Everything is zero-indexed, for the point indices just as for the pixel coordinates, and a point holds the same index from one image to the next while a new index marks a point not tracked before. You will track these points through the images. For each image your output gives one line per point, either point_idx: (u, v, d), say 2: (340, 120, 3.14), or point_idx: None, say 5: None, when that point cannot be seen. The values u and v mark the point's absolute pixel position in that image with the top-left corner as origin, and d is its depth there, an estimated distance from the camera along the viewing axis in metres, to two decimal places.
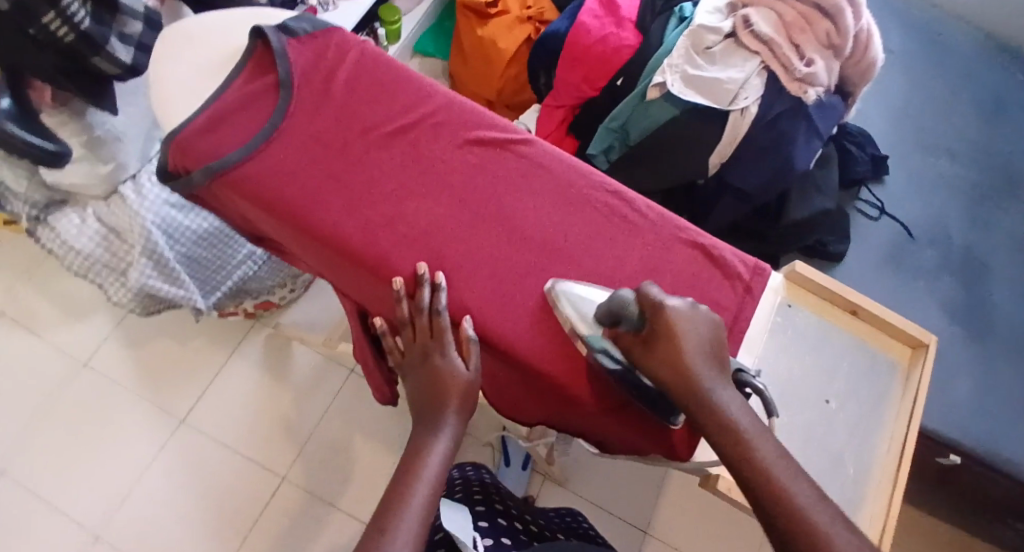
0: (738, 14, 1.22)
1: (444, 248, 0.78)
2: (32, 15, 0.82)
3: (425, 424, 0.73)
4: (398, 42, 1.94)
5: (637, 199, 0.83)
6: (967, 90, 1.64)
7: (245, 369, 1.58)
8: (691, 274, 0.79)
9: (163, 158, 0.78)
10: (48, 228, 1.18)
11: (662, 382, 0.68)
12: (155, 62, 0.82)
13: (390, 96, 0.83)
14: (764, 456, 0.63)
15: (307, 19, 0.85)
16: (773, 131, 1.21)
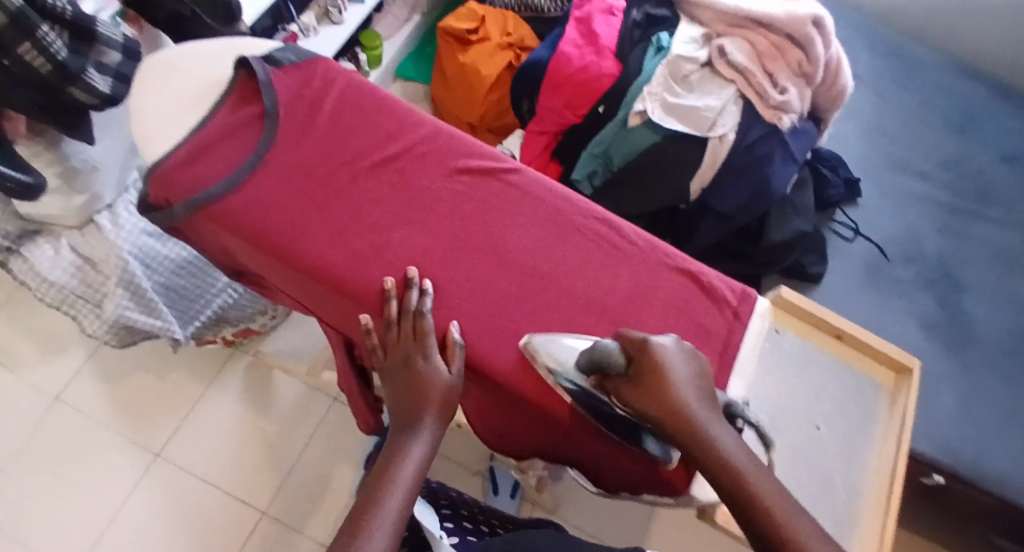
0: (713, 44, 1.24)
1: (432, 278, 0.77)
2: (7, 46, 0.81)
3: (402, 429, 0.73)
4: (378, 67, 1.95)
5: (624, 226, 0.83)
6: (935, 112, 1.68)
7: (224, 401, 1.55)
8: (679, 298, 0.80)
9: (145, 191, 0.77)
10: (21, 259, 1.14)
11: (652, 420, 0.69)
12: (133, 93, 0.80)
13: (375, 125, 0.83)
14: (761, 491, 0.65)
15: (292, 50, 0.85)
16: (751, 155, 1.23)
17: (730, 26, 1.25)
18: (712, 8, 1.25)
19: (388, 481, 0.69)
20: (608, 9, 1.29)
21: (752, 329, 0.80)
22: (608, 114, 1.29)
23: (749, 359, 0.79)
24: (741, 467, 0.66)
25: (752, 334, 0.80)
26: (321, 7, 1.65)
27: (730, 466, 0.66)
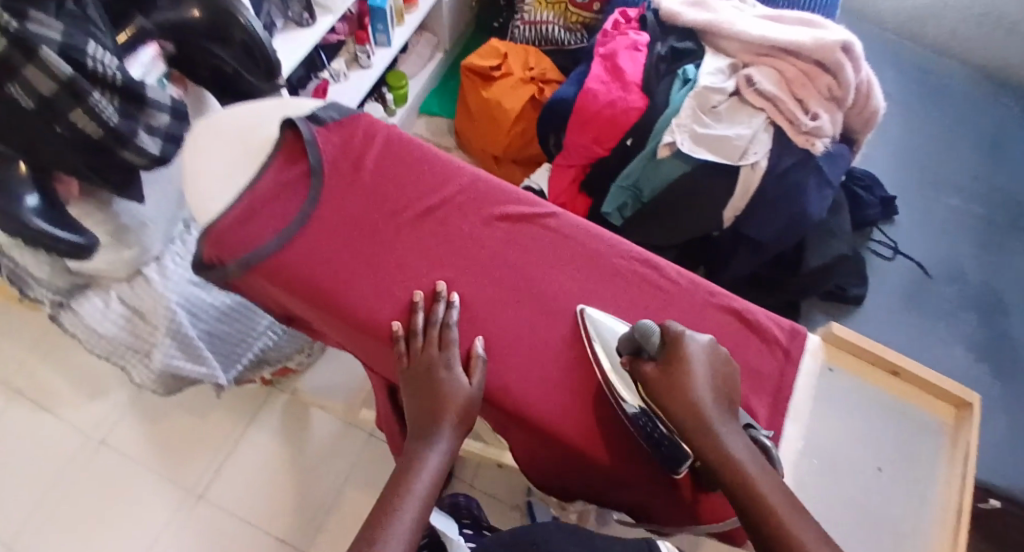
0: (740, 73, 1.26)
1: (480, 326, 0.79)
2: (62, 114, 0.84)
3: (421, 438, 0.74)
4: (405, 105, 1.99)
5: (665, 265, 0.85)
6: (966, 130, 1.76)
7: (264, 439, 1.57)
8: (726, 339, 0.82)
9: (198, 251, 0.79)
10: (70, 312, 1.15)
11: (672, 412, 0.71)
12: (185, 156, 0.82)
13: (416, 177, 0.85)
14: (768, 495, 0.67)
15: (334, 107, 0.88)
16: (784, 184, 1.24)
17: (756, 55, 1.26)
18: (738, 39, 1.26)
19: (405, 488, 0.72)
20: (632, 45, 1.31)
21: (802, 368, 0.83)
22: (636, 147, 1.29)
23: (801, 398, 0.82)
24: (745, 466, 0.68)
25: (802, 373, 0.83)
26: (350, 53, 1.72)
27: (734, 463, 0.69)
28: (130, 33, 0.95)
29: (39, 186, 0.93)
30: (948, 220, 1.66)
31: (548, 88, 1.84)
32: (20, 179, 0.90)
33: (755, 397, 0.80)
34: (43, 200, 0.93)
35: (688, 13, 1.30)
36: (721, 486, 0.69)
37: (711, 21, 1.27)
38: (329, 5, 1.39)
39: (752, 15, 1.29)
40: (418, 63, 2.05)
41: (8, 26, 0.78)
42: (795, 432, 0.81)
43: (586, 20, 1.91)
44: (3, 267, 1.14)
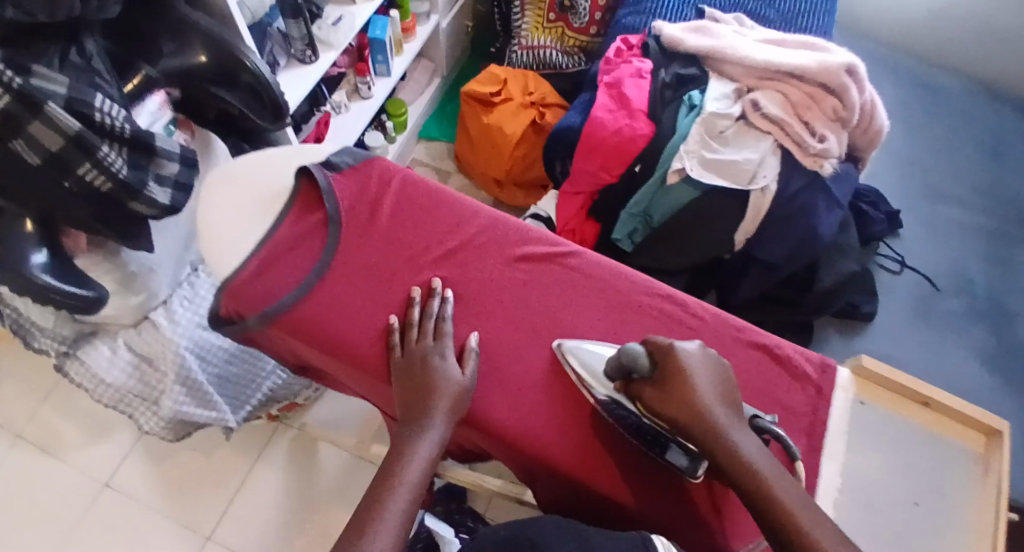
0: (746, 98, 1.25)
1: (506, 368, 0.80)
2: (69, 168, 0.83)
3: (409, 427, 0.74)
4: (405, 132, 1.99)
5: (687, 300, 0.87)
6: (967, 140, 1.77)
7: (271, 475, 1.55)
8: (763, 377, 0.84)
9: (216, 305, 0.79)
10: (77, 362, 1.11)
11: (674, 422, 0.72)
12: (200, 207, 0.83)
13: (435, 220, 0.86)
14: (784, 498, 0.67)
15: (348, 152, 0.90)
16: (794, 204, 1.24)
17: (761, 79, 1.26)
18: (741, 63, 1.27)
19: (395, 479, 0.71)
20: (636, 72, 1.31)
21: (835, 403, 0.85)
22: (644, 174, 1.28)
23: (840, 435, 0.84)
24: (758, 470, 0.68)
25: (837, 406, 0.85)
26: (351, 83, 1.73)
27: (747, 468, 0.69)
28: (137, 83, 0.96)
29: (46, 242, 0.91)
30: (959, 235, 1.66)
31: (548, 112, 1.83)
32: (27, 236, 0.89)
33: (791, 435, 0.82)
34: (53, 254, 0.92)
35: (690, 39, 1.31)
36: (737, 491, 0.69)
37: (714, 46, 1.28)
38: (330, 41, 1.40)
39: (752, 40, 1.30)
40: (415, 89, 2.04)
41: (11, 82, 0.77)
42: (833, 468, 0.83)
43: (583, 43, 1.91)
44: (9, 319, 1.10)
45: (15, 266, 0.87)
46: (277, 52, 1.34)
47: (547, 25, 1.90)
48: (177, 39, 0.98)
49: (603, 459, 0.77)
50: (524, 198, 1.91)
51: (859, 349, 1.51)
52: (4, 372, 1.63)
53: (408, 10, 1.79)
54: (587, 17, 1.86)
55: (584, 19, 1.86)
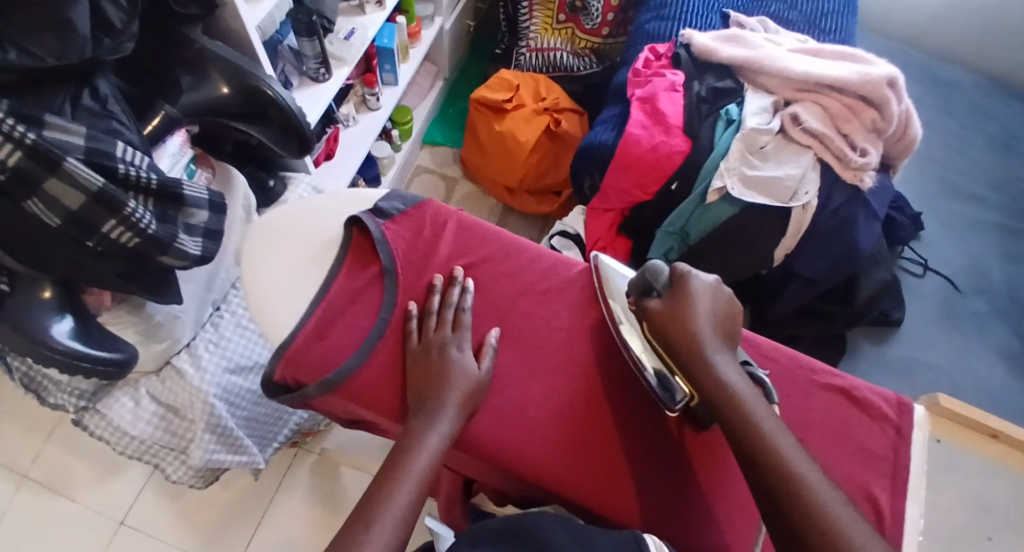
0: (784, 112, 1.20)
1: (569, 413, 0.81)
2: (93, 227, 0.76)
3: (421, 415, 0.76)
4: (411, 139, 1.89)
5: (764, 342, 0.86)
6: (979, 133, 1.71)
7: (294, 504, 1.42)
8: (837, 418, 0.82)
9: (270, 370, 0.80)
10: (97, 415, 1.05)
11: (669, 335, 0.77)
12: (248, 267, 0.84)
13: (495, 265, 0.88)
14: (761, 421, 0.70)
15: (397, 197, 0.90)
16: (837, 219, 1.19)
17: (798, 91, 1.22)
18: (778, 75, 1.22)
19: (400, 470, 0.72)
20: (669, 86, 1.25)
21: (915, 442, 0.82)
22: (682, 191, 1.24)
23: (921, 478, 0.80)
24: (751, 414, 0.71)
25: (916, 446, 0.81)
26: (358, 95, 1.64)
27: (739, 411, 0.71)
28: (158, 123, 0.89)
29: (68, 308, 0.85)
30: (974, 231, 1.59)
31: (563, 119, 1.76)
32: (45, 303, 0.84)
33: (874, 479, 0.79)
34: (78, 322, 0.86)
35: (722, 50, 1.26)
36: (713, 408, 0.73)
37: (751, 57, 1.23)
38: (342, 55, 1.31)
39: (786, 50, 1.25)
40: (417, 93, 1.94)
41: (23, 138, 0.69)
42: (914, 511, 0.79)
43: (594, 45, 1.84)
44: (19, 375, 1.05)
45: (34, 335, 0.81)
46: (287, 71, 1.25)
47: (557, 26, 1.83)
48: (194, 72, 0.92)
49: (617, 450, 0.80)
50: (539, 205, 1.84)
51: (893, 358, 1.43)
52: (4, 407, 1.47)
53: (414, 13, 1.70)
54: (599, 19, 1.80)
55: (596, 20, 1.80)
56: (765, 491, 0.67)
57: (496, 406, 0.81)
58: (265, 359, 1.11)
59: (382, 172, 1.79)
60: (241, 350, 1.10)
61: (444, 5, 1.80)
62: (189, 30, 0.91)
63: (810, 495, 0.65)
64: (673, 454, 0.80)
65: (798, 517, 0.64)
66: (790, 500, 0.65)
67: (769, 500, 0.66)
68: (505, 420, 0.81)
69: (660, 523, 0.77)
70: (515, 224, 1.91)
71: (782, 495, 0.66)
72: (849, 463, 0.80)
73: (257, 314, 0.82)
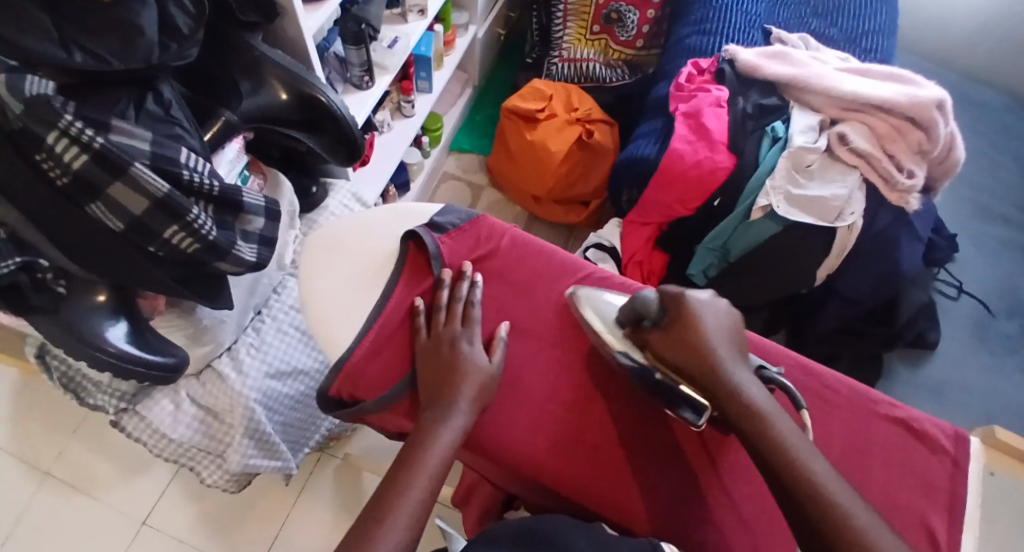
0: (831, 130, 1.20)
1: (584, 418, 0.83)
2: (154, 233, 0.76)
3: (436, 409, 0.77)
4: (439, 144, 1.87)
5: (825, 371, 0.87)
6: (1009, 153, 1.69)
7: (318, 510, 1.37)
8: (896, 448, 0.82)
9: (326, 384, 0.84)
10: (135, 417, 1.03)
11: (679, 362, 0.75)
12: (305, 276, 0.89)
13: (533, 278, 0.91)
14: (791, 443, 0.69)
15: (453, 211, 0.95)
16: (880, 241, 1.19)
17: (846, 109, 1.21)
18: (825, 94, 1.21)
19: (416, 462, 0.73)
20: (715, 101, 1.25)
21: (973, 475, 0.81)
22: (724, 208, 1.23)
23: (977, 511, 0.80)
24: (774, 429, 0.70)
25: (973, 479, 0.81)
26: (393, 101, 1.64)
27: (762, 428, 0.70)
28: (217, 130, 0.89)
29: (123, 310, 0.85)
30: (1005, 252, 1.58)
31: (595, 130, 1.73)
32: (98, 307, 0.83)
33: (930, 509, 0.79)
34: (132, 326, 0.86)
35: (767, 66, 1.26)
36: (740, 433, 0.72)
37: (797, 75, 1.23)
38: (384, 63, 1.31)
39: (832, 68, 1.25)
40: (446, 99, 1.91)
41: (91, 142, 0.69)
42: (969, 542, 0.78)
43: (628, 56, 1.83)
44: (59, 375, 1.03)
45: (88, 338, 0.81)
46: (333, 77, 1.25)
47: (590, 37, 1.82)
48: (252, 77, 0.92)
49: (624, 451, 0.82)
50: (568, 215, 1.82)
51: (928, 381, 1.42)
52: (25, 405, 1.44)
53: (449, 20, 1.68)
54: (634, 30, 1.78)
55: (631, 32, 1.78)
56: (797, 516, 0.66)
57: (507, 401, 0.84)
58: (304, 365, 1.11)
59: (412, 177, 1.78)
60: (281, 355, 1.09)
61: (479, 12, 1.76)
62: (250, 37, 0.92)
63: (843, 514, 0.65)
64: (678, 454, 0.82)
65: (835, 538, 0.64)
66: (832, 522, 0.64)
67: (799, 508, 0.66)
68: (514, 419, 0.83)
69: (667, 526, 0.79)
70: (543, 231, 1.89)
71: (821, 520, 0.65)
72: (904, 491, 0.80)
73: (315, 328, 0.87)
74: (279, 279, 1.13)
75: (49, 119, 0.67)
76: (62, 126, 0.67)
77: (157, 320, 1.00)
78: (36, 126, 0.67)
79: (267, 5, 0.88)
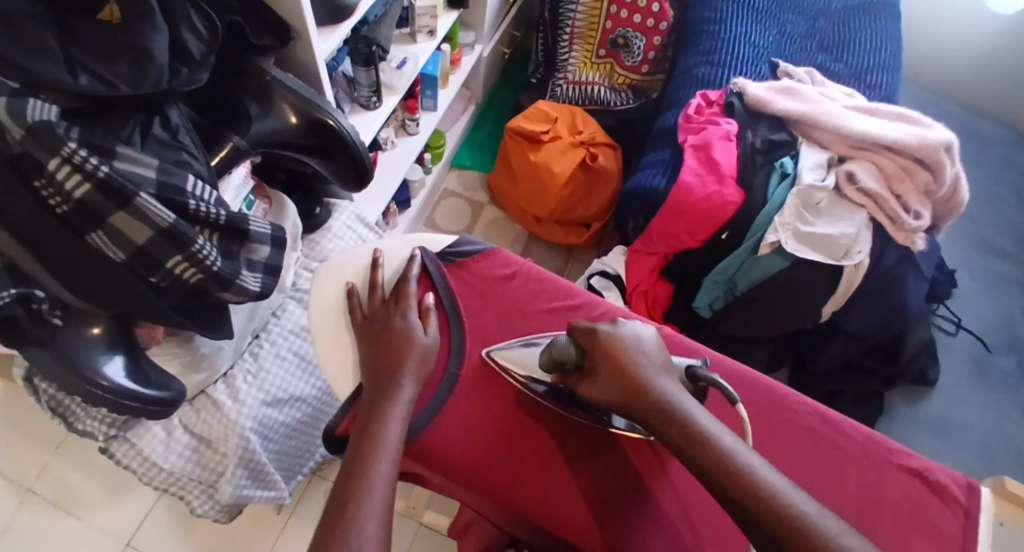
0: (839, 168, 1.19)
1: (547, 441, 0.82)
2: (158, 264, 0.74)
3: (380, 389, 0.77)
4: (440, 161, 1.85)
5: (839, 418, 0.86)
6: (1009, 188, 1.70)
7: (308, 531, 1.33)
8: (909, 499, 0.81)
9: (332, 422, 0.81)
10: (127, 444, 0.98)
11: (609, 399, 0.73)
12: (315, 303, 0.88)
13: (523, 301, 0.90)
14: (732, 455, 0.66)
15: (467, 243, 0.94)
16: (887, 279, 1.18)
17: (854, 147, 1.21)
18: (834, 131, 1.21)
19: (373, 443, 0.72)
20: (725, 135, 1.24)
21: (984, 526, 0.80)
22: (732, 241, 1.22)
23: None
24: (701, 427, 0.68)
25: (985, 530, 0.80)
26: (397, 120, 1.62)
27: (688, 429, 0.68)
28: (226, 154, 0.87)
29: (118, 344, 0.82)
30: (1004, 288, 1.58)
31: (598, 153, 1.71)
32: (94, 341, 0.80)
33: None
34: (129, 358, 0.83)
35: (777, 101, 1.26)
36: (682, 460, 0.68)
37: (807, 112, 1.23)
38: (393, 83, 1.29)
39: (842, 106, 1.25)
40: (447, 116, 1.89)
41: (95, 171, 0.67)
42: None
43: (632, 81, 1.81)
44: (47, 399, 0.98)
45: (83, 372, 0.79)
46: (339, 96, 1.23)
47: (595, 61, 1.80)
48: (260, 101, 0.90)
49: (592, 479, 0.80)
50: (567, 237, 1.80)
51: (928, 417, 1.41)
52: (7, 416, 1.39)
53: (456, 39, 1.65)
54: (640, 56, 1.77)
55: (636, 58, 1.77)
56: (745, 515, 0.63)
57: (459, 415, 0.82)
58: (302, 393, 1.08)
59: (412, 195, 1.76)
60: (279, 383, 1.06)
61: (485, 32, 1.73)
62: (261, 60, 0.90)
63: (787, 505, 0.62)
64: (648, 481, 0.80)
65: (785, 533, 0.61)
66: (788, 531, 0.61)
67: (750, 522, 0.63)
68: (456, 419, 0.82)
69: (608, 519, 0.78)
70: (541, 252, 1.87)
71: (777, 533, 0.61)
72: (914, 542, 0.79)
73: (324, 359, 0.85)
74: (278, 303, 1.10)
75: (52, 146, 0.65)
76: (65, 154, 0.66)
77: (153, 352, 0.96)
78: (37, 152, 0.65)
79: (282, 30, 0.88)
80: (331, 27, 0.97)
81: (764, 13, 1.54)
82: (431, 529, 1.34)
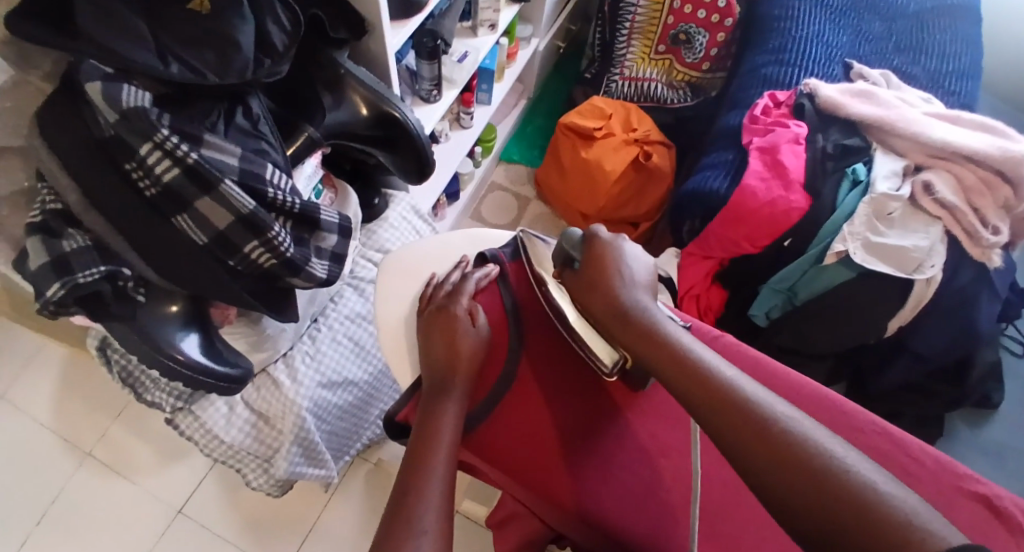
0: (916, 178, 1.14)
1: (608, 442, 0.79)
2: (235, 248, 0.75)
3: (439, 389, 0.76)
4: (490, 155, 1.83)
5: (908, 439, 0.82)
6: None
7: (349, 511, 1.34)
8: (976, 531, 0.77)
9: (394, 412, 0.81)
10: (191, 416, 0.99)
11: (586, 298, 0.75)
12: (379, 294, 0.89)
13: None
14: (689, 357, 0.66)
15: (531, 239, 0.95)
16: (959, 297, 1.13)
17: (932, 156, 1.16)
18: (912, 138, 1.16)
19: (434, 437, 0.71)
20: (793, 137, 1.21)
21: None
22: (795, 249, 1.19)
23: None
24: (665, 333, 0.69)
25: None
26: (453, 112, 1.61)
27: (658, 338, 0.69)
28: (300, 145, 0.87)
29: (194, 321, 0.83)
30: None
31: (653, 152, 1.68)
32: (171, 317, 0.81)
33: None
34: (203, 337, 0.84)
35: (851, 104, 1.22)
36: (640, 357, 0.69)
37: (883, 117, 1.18)
38: (453, 77, 1.29)
39: (921, 113, 1.20)
40: (501, 109, 1.86)
41: (184, 157, 0.69)
42: None
43: (691, 78, 1.77)
44: (118, 369, 0.98)
45: (161, 346, 0.80)
46: (402, 89, 1.24)
47: (655, 57, 1.77)
48: (335, 92, 0.90)
49: (654, 485, 0.77)
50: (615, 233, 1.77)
51: (991, 442, 1.35)
52: (71, 382, 1.43)
53: (514, 33, 1.64)
54: (702, 53, 1.72)
55: (698, 54, 1.72)
56: (691, 402, 0.64)
57: (518, 410, 0.80)
58: (356, 377, 1.09)
59: (461, 187, 1.75)
60: (335, 366, 1.07)
61: (543, 25, 1.71)
62: (336, 53, 0.90)
63: (736, 395, 0.62)
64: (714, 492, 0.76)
65: (728, 417, 0.61)
66: (727, 415, 0.61)
67: (694, 410, 0.63)
68: (518, 415, 0.80)
69: (646, 521, 0.75)
70: None
71: (716, 417, 0.61)
72: None
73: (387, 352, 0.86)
74: (337, 289, 1.10)
75: (145, 132, 0.67)
76: (157, 140, 0.68)
77: (225, 329, 0.96)
78: (128, 137, 0.67)
79: (356, 22, 0.89)
80: (403, 20, 0.98)
81: (837, 11, 1.49)
82: (467, 518, 1.35)
